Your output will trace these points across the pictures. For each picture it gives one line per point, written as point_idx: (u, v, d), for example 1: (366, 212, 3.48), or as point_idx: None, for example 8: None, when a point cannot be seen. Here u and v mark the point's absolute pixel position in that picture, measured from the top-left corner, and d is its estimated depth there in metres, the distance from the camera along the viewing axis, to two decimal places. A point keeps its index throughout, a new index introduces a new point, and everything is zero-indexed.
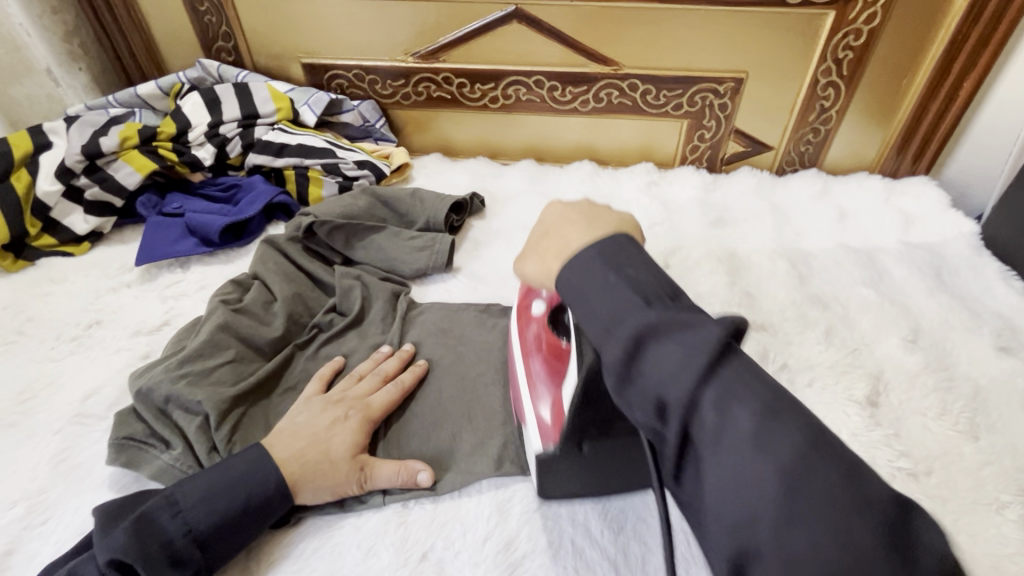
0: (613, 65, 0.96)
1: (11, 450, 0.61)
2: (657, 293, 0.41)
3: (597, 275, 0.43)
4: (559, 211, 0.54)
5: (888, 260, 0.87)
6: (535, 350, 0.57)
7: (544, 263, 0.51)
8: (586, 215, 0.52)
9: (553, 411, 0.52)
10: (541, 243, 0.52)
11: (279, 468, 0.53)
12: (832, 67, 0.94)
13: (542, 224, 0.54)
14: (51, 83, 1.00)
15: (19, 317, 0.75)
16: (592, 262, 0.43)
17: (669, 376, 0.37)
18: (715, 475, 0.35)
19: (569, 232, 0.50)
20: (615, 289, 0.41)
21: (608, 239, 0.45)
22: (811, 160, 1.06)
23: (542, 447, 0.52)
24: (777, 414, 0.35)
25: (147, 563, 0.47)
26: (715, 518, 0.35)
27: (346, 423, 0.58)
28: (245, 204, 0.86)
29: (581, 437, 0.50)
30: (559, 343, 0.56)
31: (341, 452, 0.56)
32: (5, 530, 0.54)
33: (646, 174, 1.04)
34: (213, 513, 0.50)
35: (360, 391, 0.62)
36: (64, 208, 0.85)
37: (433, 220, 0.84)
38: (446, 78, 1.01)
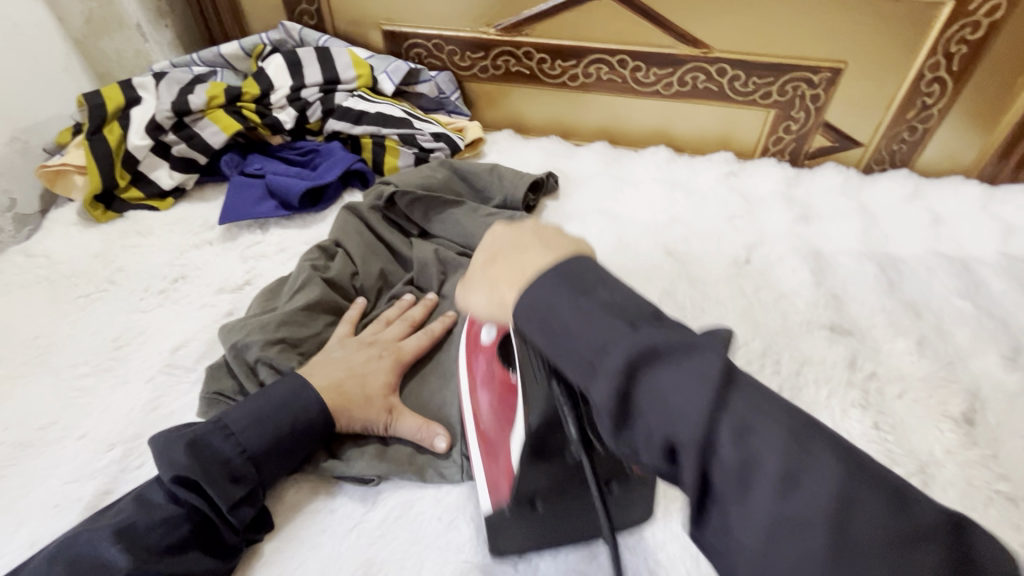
0: (704, 47, 0.92)
1: (107, 395, 0.63)
2: (580, 280, 0.39)
3: (560, 296, 0.38)
4: (500, 231, 0.47)
5: (986, 271, 0.82)
6: (485, 383, 0.54)
7: (494, 293, 0.43)
8: (537, 236, 0.45)
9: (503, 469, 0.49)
10: (489, 269, 0.44)
11: (319, 395, 0.56)
12: (941, 61, 0.88)
13: (486, 246, 0.46)
14: (139, 39, 1.01)
15: (110, 266, 0.78)
16: (552, 289, 0.38)
17: (678, 415, 0.32)
18: (741, 513, 0.30)
19: (520, 253, 0.43)
20: (592, 318, 0.36)
21: (570, 262, 0.40)
22: (902, 159, 1.00)
23: (492, 505, 0.50)
24: (805, 440, 0.30)
25: (211, 479, 0.49)
26: (655, 441, 0.33)
27: (380, 362, 0.61)
28: (324, 169, 0.87)
29: (535, 495, 0.48)
30: (511, 377, 0.52)
31: (375, 387, 0.58)
32: (104, 471, 0.57)
33: (725, 164, 1.00)
34: (263, 433, 0.53)
35: (391, 334, 0.64)
36: (152, 162, 0.87)
37: (511, 199, 0.83)
38: (527, 53, 0.99)
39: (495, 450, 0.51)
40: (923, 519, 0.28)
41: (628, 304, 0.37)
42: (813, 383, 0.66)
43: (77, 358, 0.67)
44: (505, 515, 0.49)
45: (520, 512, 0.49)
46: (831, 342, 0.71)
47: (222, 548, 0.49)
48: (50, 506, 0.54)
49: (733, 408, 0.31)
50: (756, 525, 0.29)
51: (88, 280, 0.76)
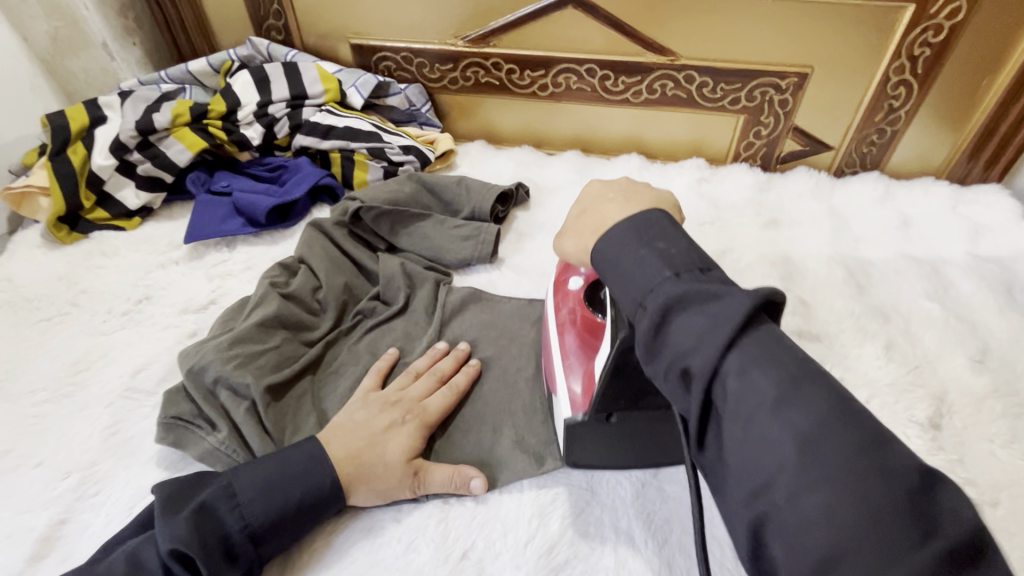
0: (670, 55, 0.93)
1: (65, 421, 0.62)
2: (650, 230, 0.42)
3: (632, 244, 0.42)
4: (597, 191, 0.53)
5: (955, 273, 0.83)
6: (569, 324, 0.58)
7: (581, 243, 0.50)
8: (624, 192, 0.52)
9: (583, 384, 0.54)
10: (580, 220, 0.51)
11: (334, 468, 0.53)
12: (905, 64, 0.88)
13: (580, 203, 0.53)
14: (105, 57, 1.01)
15: (73, 288, 0.77)
16: (625, 237, 0.42)
17: (692, 344, 0.36)
18: (734, 437, 0.34)
19: (607, 209, 0.49)
20: (645, 260, 0.40)
21: (645, 214, 0.43)
22: (873, 162, 1.01)
23: (570, 415, 0.54)
24: (800, 384, 0.33)
25: (207, 556, 0.47)
26: (673, 366, 0.37)
27: (402, 428, 0.57)
28: (292, 185, 0.86)
29: (610, 410, 0.52)
30: (594, 318, 0.57)
31: (398, 457, 0.55)
32: (59, 499, 0.56)
33: (697, 170, 1.00)
34: (269, 509, 0.50)
35: (416, 392, 0.60)
36: (118, 182, 0.87)
37: (479, 211, 0.82)
38: (496, 64, 0.99)
39: (575, 358, 0.56)
40: (935, 506, 0.29)
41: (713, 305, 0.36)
42: None
43: (36, 384, 0.66)
44: (584, 422, 0.52)
45: (597, 422, 0.52)
46: None
47: None
48: (4, 537, 0.53)
49: (738, 333, 0.35)
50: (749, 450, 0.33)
51: (51, 304, 0.75)
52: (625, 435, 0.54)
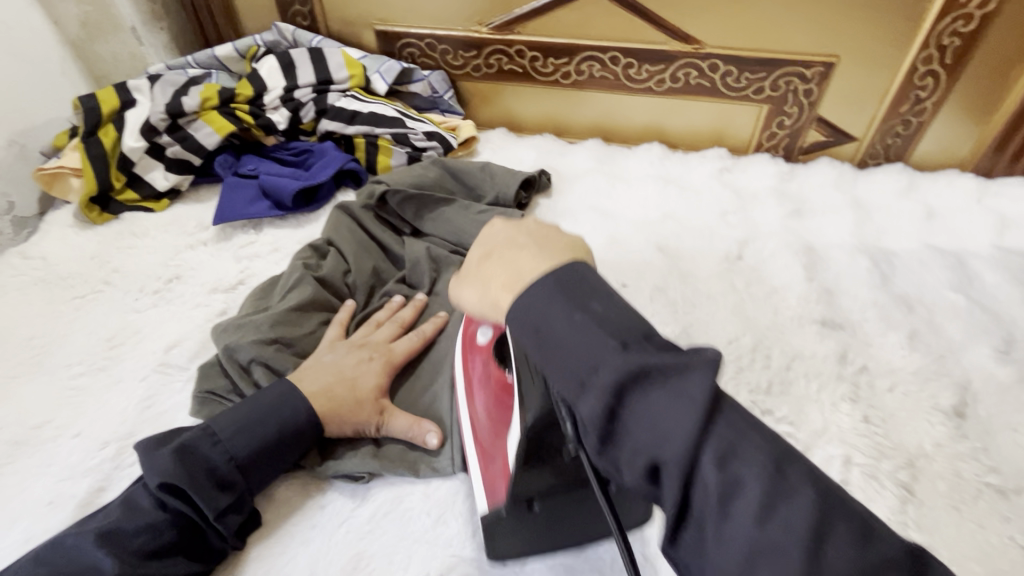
0: (695, 44, 0.92)
1: (101, 394, 0.64)
2: (576, 288, 0.39)
3: (551, 303, 0.38)
4: (506, 233, 0.47)
5: (979, 264, 0.82)
6: (483, 385, 0.53)
7: (488, 293, 0.44)
8: (535, 239, 0.46)
9: (501, 467, 0.49)
10: (483, 268, 0.45)
11: (308, 400, 0.56)
12: (934, 54, 0.87)
13: (484, 247, 0.47)
14: (135, 42, 1.02)
15: (105, 267, 0.79)
16: (550, 295, 0.38)
17: (660, 434, 0.32)
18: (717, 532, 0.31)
19: (519, 256, 0.43)
20: (583, 328, 0.36)
21: (568, 269, 0.40)
22: (897, 153, 1.00)
23: (487, 505, 0.49)
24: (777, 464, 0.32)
25: (197, 487, 0.49)
26: (638, 461, 0.33)
27: (369, 365, 0.61)
28: (317, 169, 0.87)
29: (533, 496, 0.47)
30: (507, 378, 0.51)
31: (365, 390, 0.58)
32: (97, 468, 0.57)
33: (718, 160, 1.00)
34: (249, 438, 0.53)
35: (382, 337, 0.64)
36: (147, 164, 0.88)
37: (502, 196, 0.83)
38: (520, 51, 0.99)
39: (494, 464, 0.50)
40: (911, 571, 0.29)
41: (569, 288, 0.38)
42: (803, 377, 0.66)
43: (72, 358, 0.68)
44: (503, 518, 0.48)
45: (518, 514, 0.48)
46: (822, 336, 0.71)
47: (209, 553, 0.50)
48: (45, 503, 0.55)
49: (658, 374, 0.34)
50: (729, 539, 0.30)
51: (84, 281, 0.77)
52: (554, 516, 0.49)
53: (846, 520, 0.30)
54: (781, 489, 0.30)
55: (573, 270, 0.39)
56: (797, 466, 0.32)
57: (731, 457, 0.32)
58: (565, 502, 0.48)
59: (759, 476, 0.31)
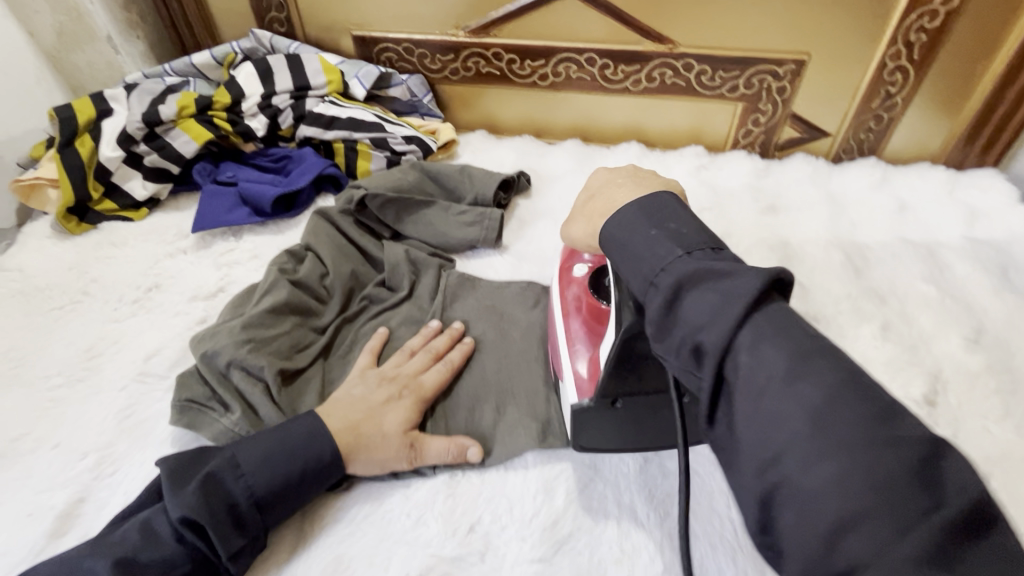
0: (669, 43, 0.94)
1: (80, 404, 0.64)
2: (660, 213, 0.45)
3: (640, 224, 0.45)
4: (605, 176, 0.57)
5: (950, 255, 0.84)
6: (575, 312, 0.61)
7: (590, 224, 0.53)
8: (631, 178, 0.55)
9: (589, 367, 0.56)
10: (587, 205, 0.55)
11: (333, 439, 0.55)
12: (902, 50, 0.89)
13: (588, 189, 0.57)
14: (111, 51, 1.01)
15: (84, 278, 0.79)
16: (636, 218, 0.45)
17: (704, 320, 0.37)
18: (747, 412, 0.34)
19: (617, 192, 0.52)
20: (655, 241, 0.43)
21: (654, 198, 0.46)
22: (870, 148, 1.02)
23: (575, 400, 0.55)
24: (809, 357, 0.34)
25: (215, 524, 0.48)
26: (684, 343, 0.38)
27: (400, 402, 0.59)
28: (296, 175, 0.87)
29: (615, 396, 0.53)
30: (599, 305, 0.61)
31: (393, 428, 0.57)
32: (77, 479, 0.57)
33: (696, 158, 1.01)
34: (272, 474, 0.52)
35: (414, 368, 0.62)
36: (125, 173, 0.88)
37: (482, 197, 0.84)
38: (497, 54, 1.00)
39: (581, 339, 0.59)
40: (941, 475, 0.29)
41: (657, 208, 0.45)
42: None
43: (51, 369, 0.68)
44: (588, 407, 0.54)
45: (602, 408, 0.53)
46: None
47: None
48: (25, 515, 0.55)
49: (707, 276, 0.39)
50: (760, 422, 0.34)
51: (63, 292, 0.77)
52: (628, 419, 0.53)
53: (868, 403, 0.31)
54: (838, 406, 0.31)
55: (661, 197, 0.46)
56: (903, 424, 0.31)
57: (853, 443, 0.30)
58: (644, 409, 0.53)
59: (784, 363, 0.34)
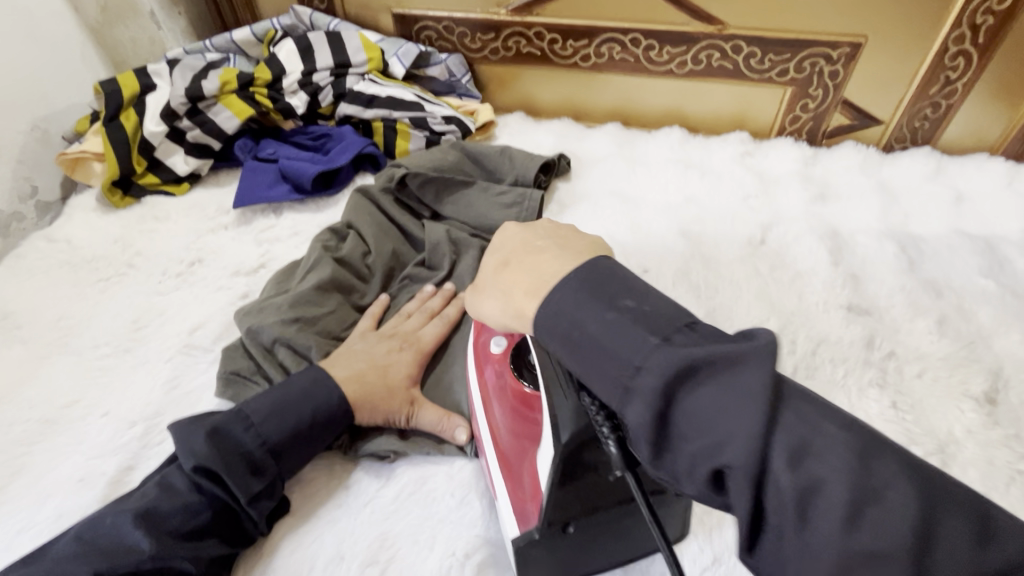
0: (718, 24, 0.90)
1: (127, 374, 0.65)
2: (603, 287, 0.38)
3: (637, 339, 0.34)
4: (520, 235, 0.48)
5: (1011, 249, 0.80)
6: (497, 395, 0.53)
7: (508, 301, 0.43)
8: (554, 239, 0.46)
9: (531, 484, 0.48)
10: (501, 276, 0.45)
11: (339, 387, 0.56)
12: (966, 34, 0.85)
13: (501, 256, 0.47)
14: (153, 26, 1.05)
15: (129, 250, 0.79)
16: (574, 293, 0.38)
17: (727, 434, 0.30)
18: (811, 556, 0.28)
19: (540, 261, 0.43)
20: (619, 330, 0.35)
21: (586, 265, 0.39)
22: (924, 137, 0.98)
23: (518, 530, 0.48)
24: (867, 458, 0.29)
25: (231, 470, 0.49)
26: (698, 468, 0.31)
27: (401, 354, 0.61)
28: (336, 153, 0.87)
29: (568, 518, 0.46)
30: (524, 387, 0.51)
31: (397, 378, 0.58)
32: (125, 447, 0.58)
33: (740, 144, 0.98)
34: (279, 422, 0.53)
35: (410, 326, 0.64)
36: (168, 148, 0.88)
37: (522, 178, 0.83)
38: (538, 33, 0.98)
39: (518, 467, 0.50)
40: None
41: (601, 278, 0.38)
42: (829, 362, 0.65)
43: (98, 338, 0.68)
44: (536, 540, 0.46)
45: (552, 536, 0.47)
46: (849, 321, 0.70)
47: (243, 537, 0.50)
48: (76, 480, 0.56)
49: (706, 368, 0.32)
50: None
51: (108, 264, 0.78)
52: (589, 541, 0.48)
53: (950, 514, 0.27)
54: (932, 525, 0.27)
55: (599, 265, 0.39)
56: (886, 458, 0.29)
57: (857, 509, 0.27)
58: (603, 521, 0.47)
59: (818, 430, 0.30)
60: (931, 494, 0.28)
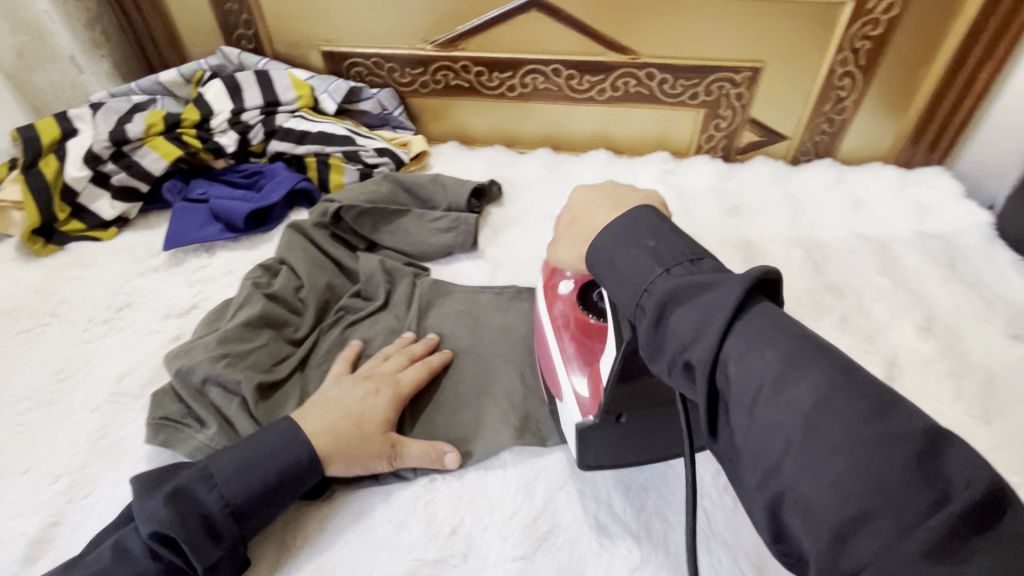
0: (631, 54, 0.97)
1: (51, 427, 0.63)
2: (641, 226, 0.44)
3: (627, 244, 0.43)
4: (586, 195, 0.54)
5: (903, 248, 0.89)
6: (564, 326, 0.60)
7: (575, 249, 0.51)
8: (612, 198, 0.52)
9: (589, 386, 0.54)
10: (571, 229, 0.52)
11: (311, 440, 0.55)
12: (848, 57, 0.94)
13: (570, 211, 0.54)
14: (74, 70, 1.02)
15: (52, 299, 0.77)
16: (625, 235, 0.43)
17: (690, 335, 0.36)
18: (741, 424, 0.33)
19: (599, 216, 0.50)
20: (636, 260, 0.42)
21: (636, 212, 0.45)
22: (825, 149, 1.07)
23: (581, 417, 0.54)
24: (803, 361, 0.32)
25: (189, 538, 0.48)
26: (676, 359, 0.38)
27: (376, 398, 0.60)
28: (268, 190, 0.88)
29: (620, 410, 0.52)
30: (587, 318, 0.59)
31: (372, 425, 0.57)
32: (50, 502, 0.57)
33: (661, 163, 1.05)
34: (254, 486, 0.51)
35: (388, 367, 0.63)
36: (92, 193, 0.87)
37: (455, 204, 0.86)
38: (465, 66, 1.02)
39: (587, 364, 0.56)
40: (943, 468, 0.27)
41: (644, 223, 0.44)
42: None
43: (19, 393, 0.66)
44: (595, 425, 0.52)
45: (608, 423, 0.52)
46: None
47: None
48: None
49: (686, 292, 0.38)
50: (755, 435, 0.32)
51: (30, 315, 0.75)
52: (637, 433, 0.53)
53: (853, 399, 0.30)
54: (834, 408, 0.30)
55: (645, 215, 0.44)
56: (814, 358, 0.32)
57: (753, 363, 0.33)
58: (648, 422, 0.53)
59: (776, 357, 0.33)
60: (840, 383, 0.31)
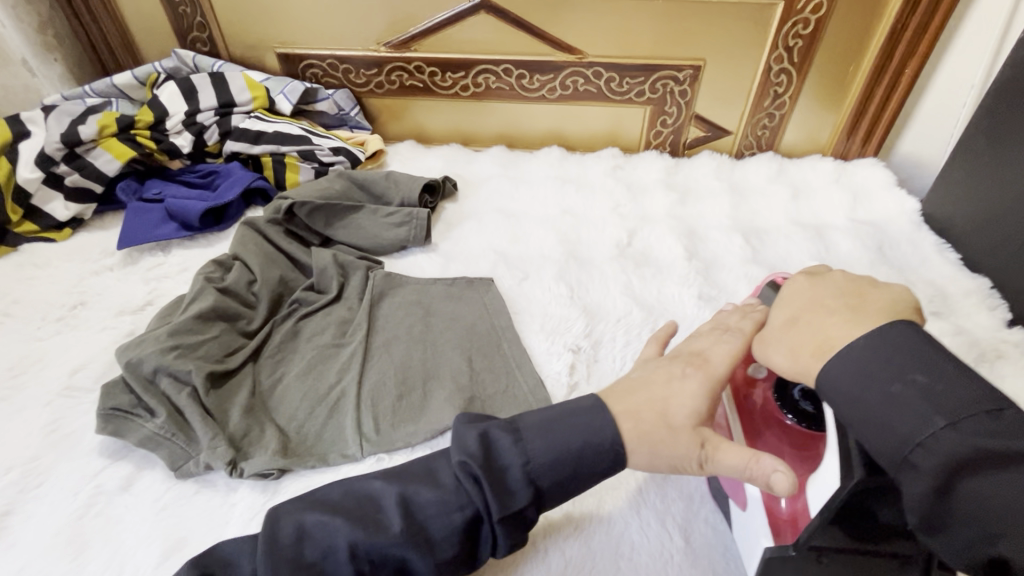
0: (578, 53, 1.01)
1: (3, 421, 0.64)
2: (882, 356, 0.45)
3: (874, 382, 0.44)
4: (802, 299, 0.54)
5: (837, 235, 0.94)
6: (765, 427, 0.54)
7: (795, 356, 0.50)
8: (845, 302, 0.52)
9: (790, 506, 0.48)
10: (789, 331, 0.52)
11: (624, 424, 0.48)
12: (783, 54, 0.99)
13: (788, 315, 0.54)
14: (27, 74, 1.02)
15: (4, 299, 0.78)
16: (870, 364, 0.45)
17: (1006, 504, 0.39)
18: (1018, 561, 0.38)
19: (826, 322, 0.50)
20: (904, 403, 0.43)
21: (887, 330, 0.46)
22: (768, 143, 1.12)
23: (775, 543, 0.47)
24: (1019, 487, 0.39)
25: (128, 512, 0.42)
26: (957, 534, 0.40)
27: (700, 379, 0.51)
28: (223, 189, 0.89)
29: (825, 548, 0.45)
30: (784, 419, 0.53)
31: (681, 416, 0.48)
32: (1, 493, 0.58)
33: (611, 158, 1.09)
34: (558, 468, 0.48)
35: (695, 346, 0.55)
36: (46, 195, 0.88)
37: (408, 199, 0.88)
38: (418, 67, 1.05)
39: None
40: None
41: (910, 350, 0.45)
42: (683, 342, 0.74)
43: None
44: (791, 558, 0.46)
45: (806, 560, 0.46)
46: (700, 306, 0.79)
47: None
48: None
49: (995, 449, 0.39)
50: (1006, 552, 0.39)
51: None
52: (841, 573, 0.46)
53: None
54: None
55: (904, 333, 0.46)
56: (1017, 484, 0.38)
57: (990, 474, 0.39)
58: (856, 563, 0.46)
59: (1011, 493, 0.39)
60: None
